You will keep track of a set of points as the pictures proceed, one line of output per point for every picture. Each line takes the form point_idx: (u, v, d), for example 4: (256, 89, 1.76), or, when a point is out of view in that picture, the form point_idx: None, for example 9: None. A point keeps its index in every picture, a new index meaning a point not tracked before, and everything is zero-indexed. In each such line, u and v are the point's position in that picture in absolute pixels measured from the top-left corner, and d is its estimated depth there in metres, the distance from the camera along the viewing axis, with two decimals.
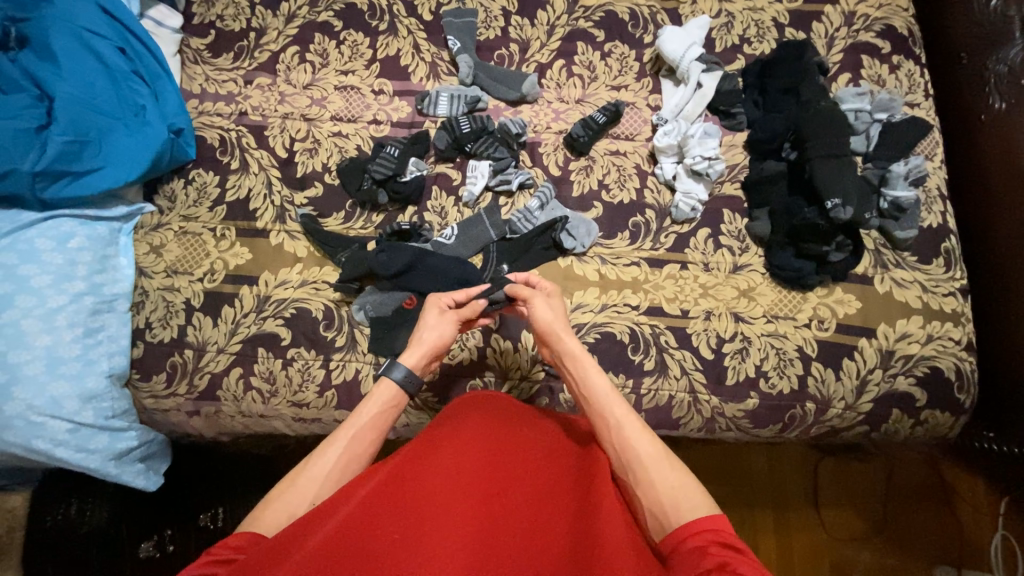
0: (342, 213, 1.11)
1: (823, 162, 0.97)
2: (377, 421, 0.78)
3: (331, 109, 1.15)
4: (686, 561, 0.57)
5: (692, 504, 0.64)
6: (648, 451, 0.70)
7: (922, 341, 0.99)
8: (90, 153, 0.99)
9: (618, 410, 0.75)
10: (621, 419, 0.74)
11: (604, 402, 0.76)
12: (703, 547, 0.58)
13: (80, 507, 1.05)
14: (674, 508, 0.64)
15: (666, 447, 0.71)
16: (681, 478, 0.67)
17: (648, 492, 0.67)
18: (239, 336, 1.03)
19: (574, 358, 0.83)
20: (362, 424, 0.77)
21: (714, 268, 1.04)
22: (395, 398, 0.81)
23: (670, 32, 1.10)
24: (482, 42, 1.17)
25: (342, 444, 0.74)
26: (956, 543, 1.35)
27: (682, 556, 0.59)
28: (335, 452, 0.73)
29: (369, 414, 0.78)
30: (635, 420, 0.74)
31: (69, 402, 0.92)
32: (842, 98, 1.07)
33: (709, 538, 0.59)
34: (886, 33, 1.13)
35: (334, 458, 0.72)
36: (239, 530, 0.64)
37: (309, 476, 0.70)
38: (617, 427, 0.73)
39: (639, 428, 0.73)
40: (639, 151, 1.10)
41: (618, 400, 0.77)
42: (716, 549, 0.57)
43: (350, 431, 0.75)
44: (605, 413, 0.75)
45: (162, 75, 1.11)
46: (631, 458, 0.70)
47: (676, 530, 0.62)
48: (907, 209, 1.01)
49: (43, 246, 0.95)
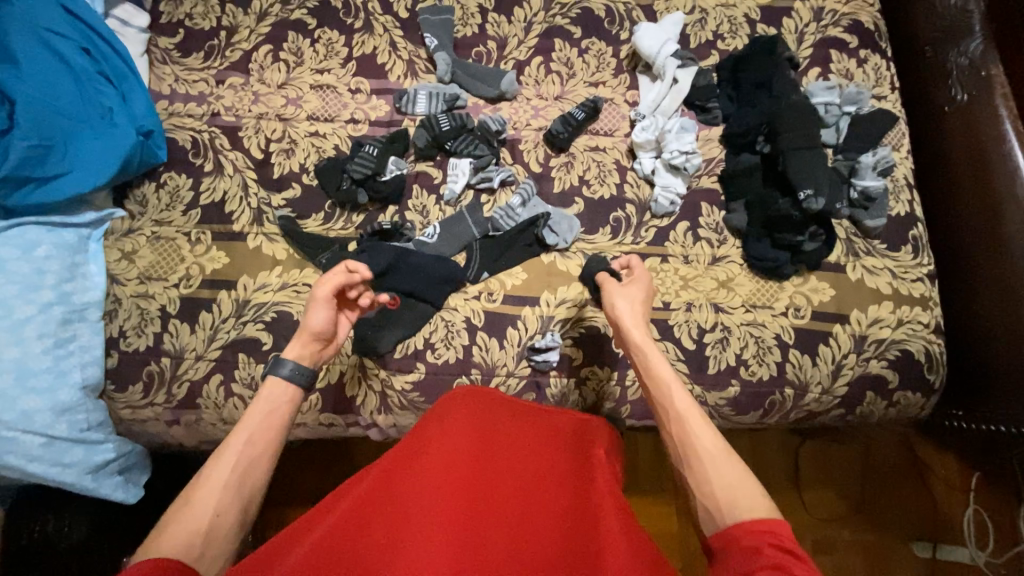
0: (322, 214, 1.09)
1: (796, 154, 1.00)
2: (270, 421, 0.72)
3: (307, 108, 1.13)
4: (737, 561, 0.56)
5: (750, 504, 0.62)
6: (710, 447, 0.68)
7: (893, 325, 1.03)
8: (55, 157, 0.96)
9: (681, 404, 0.73)
10: (683, 414, 0.72)
11: (668, 394, 0.74)
12: (756, 547, 0.57)
13: (57, 524, 1.03)
14: (730, 506, 0.62)
15: (727, 444, 0.68)
16: (742, 475, 0.65)
17: (703, 488, 0.65)
18: (218, 342, 1.01)
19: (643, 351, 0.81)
20: (256, 426, 0.70)
21: (693, 260, 1.06)
22: (287, 395, 0.75)
23: (645, 28, 1.12)
24: (459, 39, 1.16)
25: (239, 447, 0.67)
26: (931, 519, 1.40)
27: (734, 554, 0.58)
28: (230, 457, 0.66)
29: (262, 416, 0.72)
30: (699, 414, 0.72)
31: (41, 415, 0.89)
32: (813, 92, 1.10)
33: (765, 540, 0.57)
34: (853, 28, 1.17)
35: (230, 462, 0.66)
36: (133, 563, 0.57)
37: (210, 485, 0.64)
38: (679, 420, 0.71)
39: (703, 422, 0.70)
40: (618, 146, 1.12)
41: (684, 393, 0.75)
42: (771, 551, 0.56)
43: (244, 435, 0.69)
44: (670, 406, 0.73)
45: (129, 75, 1.07)
46: (692, 451, 0.68)
47: (730, 528, 0.60)
48: (874, 199, 1.05)
49: (8, 255, 0.92)
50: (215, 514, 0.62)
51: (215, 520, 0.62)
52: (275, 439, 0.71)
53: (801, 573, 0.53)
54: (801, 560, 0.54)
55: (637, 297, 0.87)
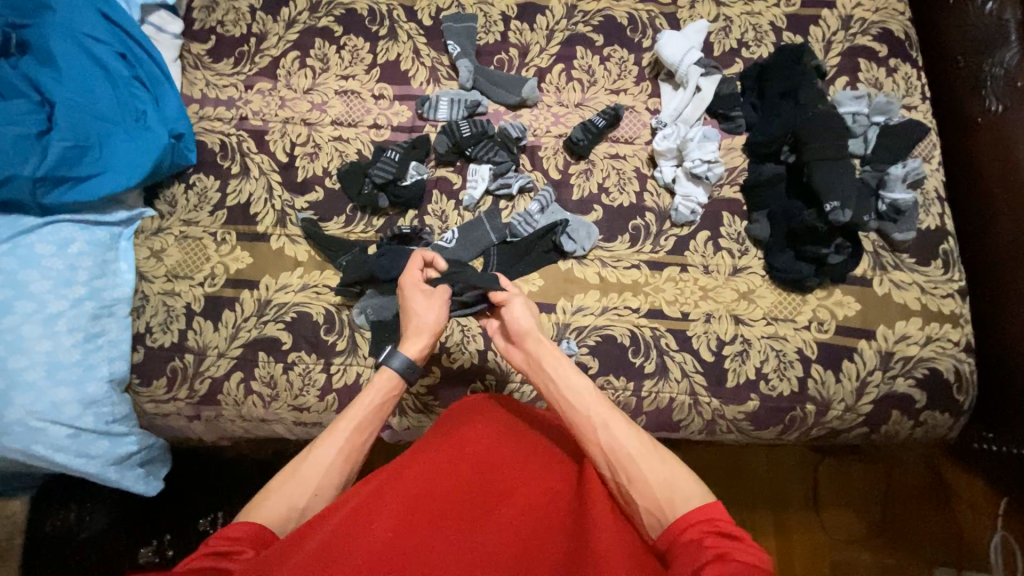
0: (343, 217, 1.11)
1: (821, 165, 0.98)
2: (375, 415, 0.79)
3: (332, 113, 1.15)
4: (686, 554, 0.60)
5: (687, 496, 0.66)
6: (635, 446, 0.71)
7: (921, 342, 1.00)
8: (90, 158, 1.00)
9: (601, 408, 0.76)
10: (605, 417, 0.74)
11: (585, 401, 0.77)
12: (699, 539, 0.61)
13: (78, 514, 1.07)
14: (670, 503, 0.66)
15: (650, 440, 0.72)
16: (674, 470, 0.69)
17: (641, 488, 0.68)
18: (240, 341, 1.03)
19: (552, 360, 0.83)
20: (366, 412, 0.78)
21: (713, 271, 1.04)
22: (397, 386, 0.83)
23: (668, 36, 1.11)
24: (482, 46, 1.17)
25: (344, 433, 0.75)
26: (956, 544, 1.35)
27: (680, 550, 0.61)
28: (337, 440, 0.74)
29: (372, 402, 0.79)
30: (619, 417, 0.75)
31: (69, 407, 0.92)
32: (840, 101, 1.08)
33: (705, 529, 0.62)
34: (883, 37, 1.14)
35: (336, 446, 0.74)
36: (235, 521, 0.65)
37: (314, 464, 0.71)
38: (602, 424, 0.74)
39: (625, 423, 0.74)
40: (638, 154, 1.11)
41: (601, 397, 0.78)
42: (712, 541, 0.60)
43: (351, 424, 0.76)
44: (592, 410, 0.76)
45: (163, 80, 1.11)
46: (621, 453, 0.71)
47: (674, 523, 0.64)
48: (904, 211, 1.01)
49: (43, 251, 0.95)
50: (315, 493, 0.70)
51: (311, 501, 0.69)
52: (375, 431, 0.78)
53: (740, 554, 0.58)
54: (739, 541, 0.60)
55: (530, 313, 0.90)
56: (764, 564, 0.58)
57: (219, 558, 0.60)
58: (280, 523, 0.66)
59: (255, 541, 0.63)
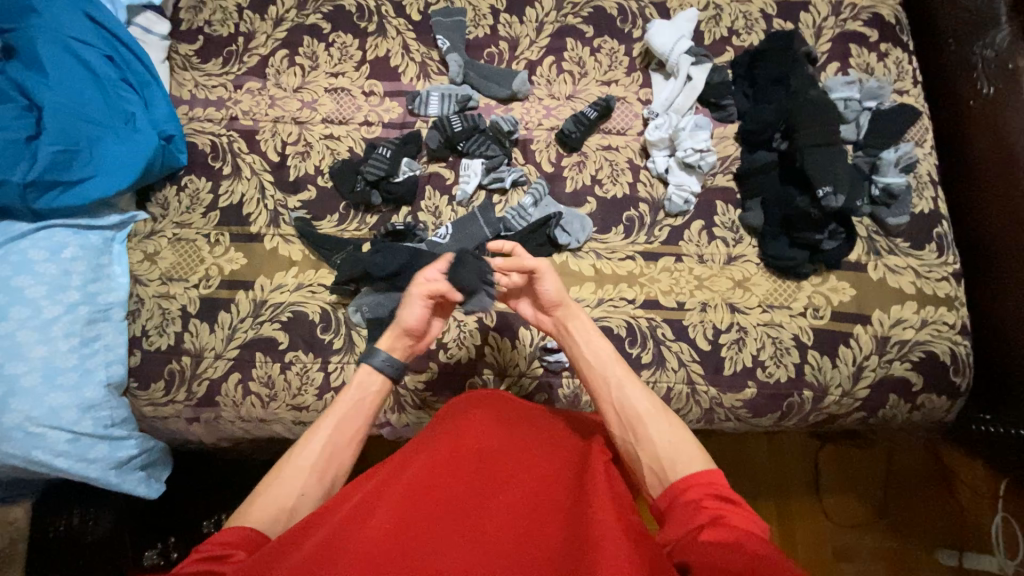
0: (337, 215, 1.10)
1: (813, 151, 0.97)
2: (357, 410, 0.79)
3: (322, 111, 1.15)
4: (682, 515, 0.62)
5: (688, 459, 0.67)
6: (645, 408, 0.73)
7: (917, 326, 1.00)
8: (81, 162, 0.99)
9: (617, 371, 0.79)
10: (621, 379, 0.77)
11: (603, 364, 0.80)
12: (697, 500, 0.62)
13: (83, 516, 1.06)
14: (671, 464, 0.67)
15: (662, 403, 0.74)
16: (679, 433, 0.70)
17: (648, 449, 0.70)
18: (237, 341, 1.03)
19: (574, 323, 0.85)
20: (346, 412, 0.78)
21: (708, 260, 1.04)
22: (378, 385, 0.83)
23: (658, 26, 1.10)
24: (471, 40, 1.17)
25: (326, 431, 0.75)
26: (956, 527, 1.37)
27: (677, 508, 0.63)
28: (319, 440, 0.74)
29: (349, 403, 0.79)
30: (634, 381, 0.78)
31: (68, 412, 0.91)
32: (832, 87, 1.07)
33: (703, 491, 0.63)
34: (873, 22, 1.14)
35: (318, 446, 0.74)
36: (227, 527, 0.65)
37: (296, 465, 0.72)
38: (618, 385, 0.77)
39: (638, 386, 0.76)
40: (631, 145, 1.11)
41: (618, 362, 0.80)
42: (710, 503, 0.62)
43: (332, 421, 0.77)
44: (609, 372, 0.79)
45: (152, 82, 1.11)
46: (633, 413, 0.73)
47: (673, 484, 0.66)
48: (898, 196, 1.01)
49: (36, 256, 0.95)
50: (302, 492, 0.70)
51: (297, 508, 0.70)
52: (362, 426, 0.79)
53: (736, 518, 0.60)
54: (736, 505, 0.61)
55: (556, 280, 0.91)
56: (759, 528, 0.59)
57: (212, 561, 0.60)
58: (269, 526, 0.67)
59: (246, 543, 0.63)
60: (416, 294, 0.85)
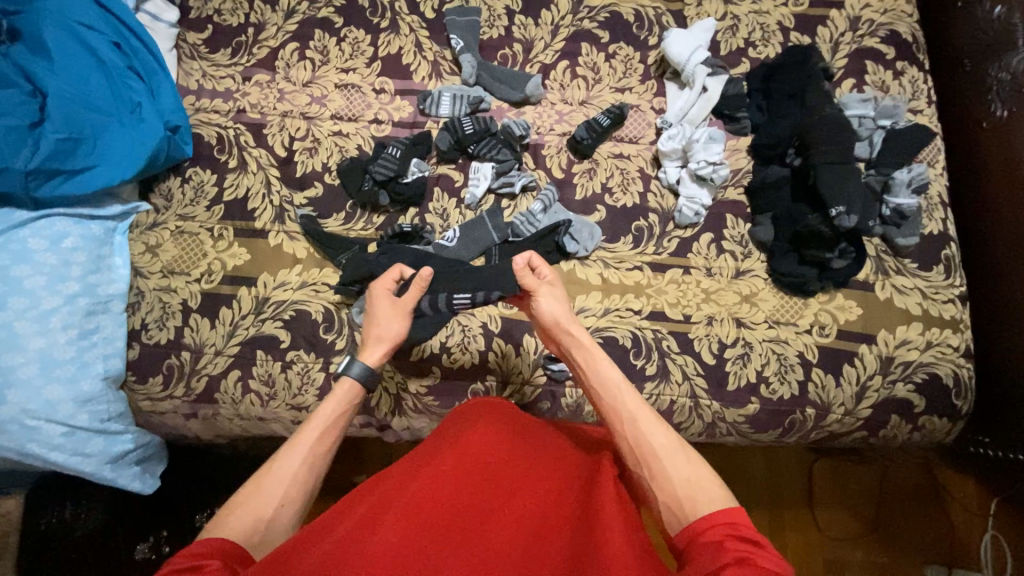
0: (343, 214, 1.09)
1: (828, 169, 0.96)
2: (336, 417, 0.79)
3: (332, 107, 1.13)
4: (703, 555, 0.60)
5: (708, 498, 0.66)
6: (662, 443, 0.73)
7: (921, 347, 1.00)
8: (84, 151, 0.97)
9: (631, 403, 0.77)
10: (634, 413, 0.76)
11: (616, 397, 0.78)
12: (718, 541, 0.61)
13: (74, 509, 1.06)
14: (690, 502, 0.67)
15: (678, 437, 0.74)
16: (696, 467, 0.70)
17: (663, 486, 0.69)
18: (238, 338, 1.02)
19: (580, 350, 0.85)
20: (326, 419, 0.78)
21: (716, 274, 1.04)
22: (355, 393, 0.83)
23: (675, 35, 1.09)
24: (485, 41, 1.15)
25: (308, 441, 0.75)
26: (946, 543, 1.38)
27: (699, 548, 0.62)
28: (300, 450, 0.74)
29: (331, 410, 0.79)
30: (648, 413, 0.76)
31: (63, 405, 0.90)
32: (847, 104, 1.07)
33: (724, 531, 0.62)
34: (890, 39, 1.13)
35: (300, 456, 0.73)
36: (202, 539, 0.63)
37: (278, 475, 0.71)
38: (631, 420, 0.75)
39: (653, 419, 0.75)
40: (643, 154, 1.10)
41: (632, 393, 0.79)
42: (732, 544, 0.60)
43: (313, 430, 0.76)
44: (622, 404, 0.77)
45: (159, 71, 1.09)
46: (648, 449, 0.73)
47: (693, 523, 0.65)
48: (908, 216, 1.01)
49: (36, 246, 0.93)
50: (280, 504, 0.69)
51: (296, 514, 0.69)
52: (340, 434, 0.79)
53: (761, 561, 0.58)
54: (759, 547, 0.59)
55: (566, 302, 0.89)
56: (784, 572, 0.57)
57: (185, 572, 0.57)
58: (247, 535, 0.65)
59: (222, 554, 0.61)
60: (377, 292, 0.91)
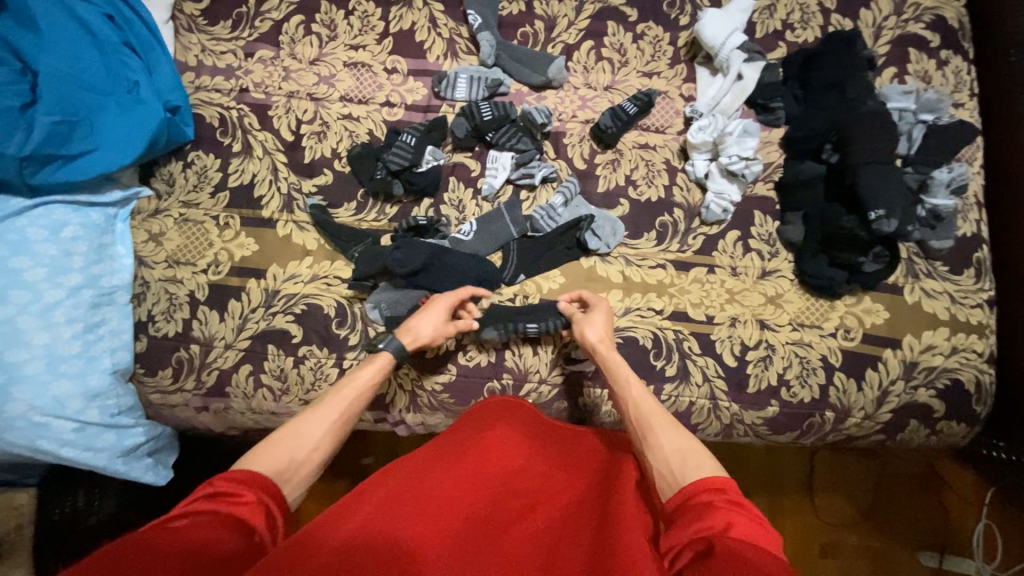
0: (354, 204, 1.04)
1: (868, 169, 0.91)
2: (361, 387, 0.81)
3: (341, 88, 1.06)
4: (691, 516, 0.60)
5: (698, 466, 0.67)
6: (660, 420, 0.75)
7: (946, 353, 0.98)
8: (80, 133, 0.91)
9: (636, 392, 0.81)
10: (638, 400, 0.80)
11: (624, 388, 0.82)
12: (707, 502, 0.61)
13: (87, 499, 1.04)
14: (682, 470, 0.67)
15: (675, 420, 0.76)
16: (688, 442, 0.71)
17: (657, 456, 0.71)
18: (248, 332, 0.99)
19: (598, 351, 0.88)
20: (362, 385, 0.81)
21: (741, 273, 1.01)
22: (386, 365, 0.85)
23: (711, 15, 1.02)
24: (505, 17, 1.08)
25: (344, 400, 0.78)
26: (941, 530, 1.40)
27: (686, 510, 0.61)
28: (336, 407, 0.77)
29: (368, 377, 0.82)
30: (650, 401, 0.80)
31: (72, 401, 0.88)
32: (888, 95, 1.01)
33: (714, 494, 0.61)
34: (935, 25, 1.06)
35: (334, 413, 0.76)
36: (237, 468, 0.64)
37: (313, 427, 0.73)
38: (635, 406, 0.79)
39: (655, 406, 0.78)
40: (670, 145, 1.05)
41: (639, 386, 0.82)
42: (721, 505, 0.60)
43: (353, 393, 0.80)
44: (627, 394, 0.81)
45: (155, 46, 1.02)
46: (646, 427, 0.75)
47: (684, 487, 0.64)
48: (944, 218, 0.97)
49: (35, 236, 0.89)
50: (313, 449, 0.71)
51: None
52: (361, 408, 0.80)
53: (745, 521, 0.58)
54: (746, 508, 0.59)
55: (601, 323, 0.91)
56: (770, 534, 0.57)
57: (221, 498, 0.58)
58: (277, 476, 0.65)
59: (256, 487, 0.62)
60: (441, 303, 0.92)
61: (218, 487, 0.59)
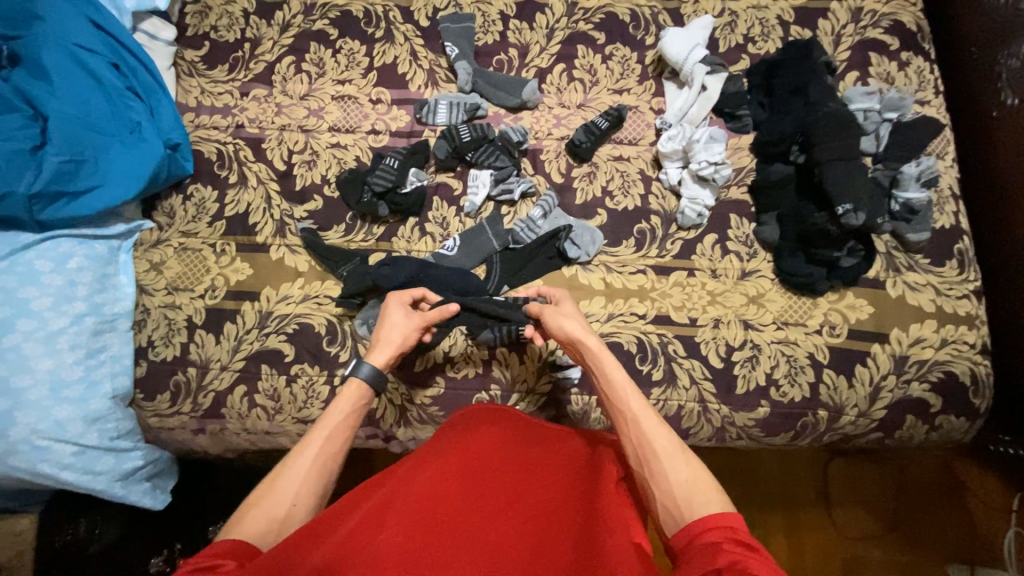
0: (343, 226, 1.09)
1: (834, 165, 0.94)
2: (345, 419, 0.77)
3: (329, 120, 1.13)
4: (700, 557, 0.59)
5: (706, 501, 0.65)
6: (664, 444, 0.71)
7: (936, 345, 0.97)
8: (86, 171, 0.98)
9: (634, 403, 0.76)
10: (637, 414, 0.75)
11: (621, 396, 0.77)
12: (717, 542, 0.60)
13: (89, 526, 1.05)
14: (688, 503, 0.66)
15: (679, 439, 0.72)
16: (696, 470, 0.69)
17: (661, 485, 0.68)
18: (242, 353, 1.03)
19: (595, 358, 0.83)
20: (337, 420, 0.77)
21: (721, 275, 1.02)
22: (363, 395, 0.82)
23: (672, 33, 1.08)
24: (481, 47, 1.15)
25: (317, 443, 0.73)
26: (969, 541, 1.34)
27: (694, 552, 0.61)
28: (311, 448, 0.72)
29: (342, 410, 0.78)
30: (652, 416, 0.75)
31: (73, 425, 0.91)
32: (851, 98, 1.04)
33: (724, 534, 0.61)
34: (894, 29, 1.10)
35: (310, 455, 0.72)
36: (217, 540, 0.63)
37: (288, 475, 0.70)
38: (635, 421, 0.74)
39: (656, 421, 0.74)
40: (643, 155, 1.08)
41: (637, 396, 0.77)
42: (730, 546, 0.58)
43: (324, 432, 0.74)
44: (625, 407, 0.76)
45: (158, 89, 1.10)
46: (649, 451, 0.71)
47: (692, 524, 0.64)
48: (919, 211, 0.98)
49: (42, 268, 0.94)
50: (293, 504, 0.68)
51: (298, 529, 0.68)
52: (350, 435, 0.77)
53: (757, 562, 0.56)
54: (756, 550, 0.58)
55: (578, 316, 0.89)
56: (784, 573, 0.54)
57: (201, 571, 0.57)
58: (259, 537, 0.65)
59: (236, 555, 0.61)
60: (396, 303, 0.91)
61: (187, 568, 0.58)
